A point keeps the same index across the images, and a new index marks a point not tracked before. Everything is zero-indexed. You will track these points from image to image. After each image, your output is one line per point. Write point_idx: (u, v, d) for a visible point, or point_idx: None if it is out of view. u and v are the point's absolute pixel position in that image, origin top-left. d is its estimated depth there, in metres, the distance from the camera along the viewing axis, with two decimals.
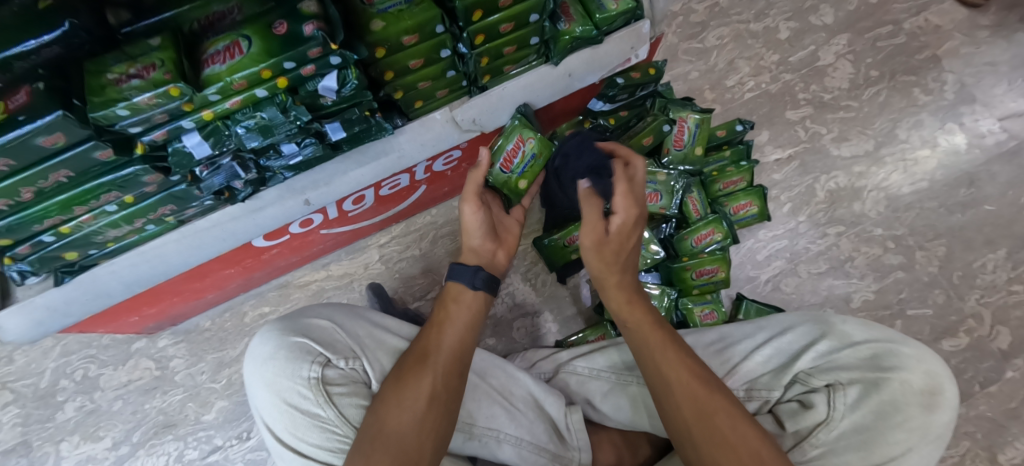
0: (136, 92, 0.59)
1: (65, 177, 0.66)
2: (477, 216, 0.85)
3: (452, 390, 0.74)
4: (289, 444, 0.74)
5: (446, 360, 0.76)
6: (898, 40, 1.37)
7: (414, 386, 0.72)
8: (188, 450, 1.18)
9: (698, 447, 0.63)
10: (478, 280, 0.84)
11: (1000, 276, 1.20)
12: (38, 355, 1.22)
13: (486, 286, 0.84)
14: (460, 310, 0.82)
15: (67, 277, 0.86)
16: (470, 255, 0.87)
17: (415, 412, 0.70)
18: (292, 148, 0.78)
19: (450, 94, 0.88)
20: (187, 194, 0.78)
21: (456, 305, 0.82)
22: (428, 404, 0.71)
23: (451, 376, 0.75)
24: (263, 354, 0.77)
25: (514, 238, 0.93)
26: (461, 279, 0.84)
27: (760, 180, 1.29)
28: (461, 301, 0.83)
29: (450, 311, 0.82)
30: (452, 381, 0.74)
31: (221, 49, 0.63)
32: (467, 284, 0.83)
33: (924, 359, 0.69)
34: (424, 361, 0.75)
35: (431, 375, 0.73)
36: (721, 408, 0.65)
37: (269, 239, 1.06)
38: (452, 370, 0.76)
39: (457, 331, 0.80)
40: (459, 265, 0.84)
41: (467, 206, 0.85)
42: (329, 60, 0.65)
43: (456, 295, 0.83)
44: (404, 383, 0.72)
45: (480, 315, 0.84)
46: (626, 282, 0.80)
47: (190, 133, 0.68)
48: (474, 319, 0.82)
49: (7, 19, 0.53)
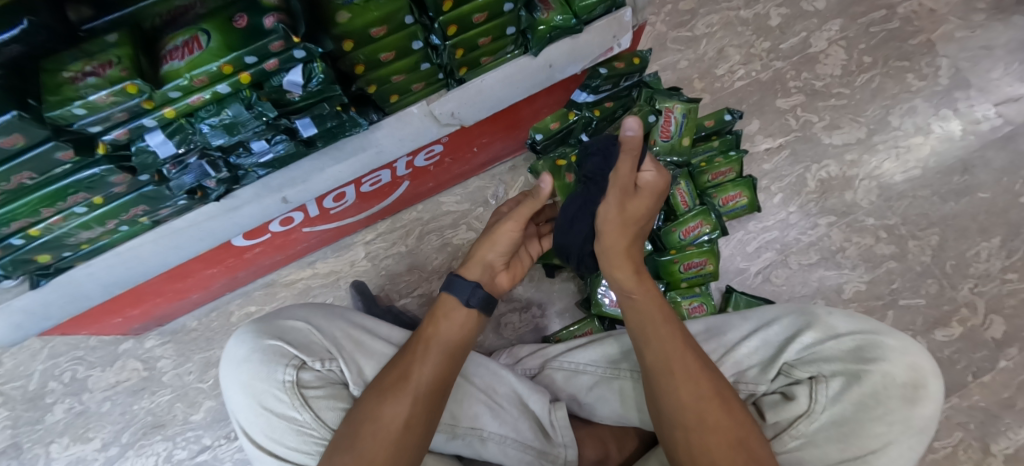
0: (91, 90, 0.58)
1: (29, 179, 0.65)
2: (512, 235, 0.88)
3: (436, 401, 0.74)
4: (265, 446, 0.73)
5: (431, 372, 0.75)
6: (892, 25, 1.35)
7: (398, 398, 0.71)
8: (176, 450, 1.18)
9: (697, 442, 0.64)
10: (475, 298, 0.84)
11: (994, 265, 1.18)
12: (27, 357, 1.22)
13: (481, 306, 0.84)
14: (450, 324, 0.81)
15: (43, 280, 0.85)
16: (476, 266, 0.88)
17: (395, 419, 0.70)
18: (262, 146, 0.77)
19: (426, 87, 0.86)
20: (159, 194, 0.77)
21: (446, 322, 0.81)
22: (409, 412, 0.71)
23: (435, 386, 0.75)
24: (238, 356, 0.76)
25: (521, 269, 0.96)
26: (457, 293, 0.84)
27: (751, 171, 1.26)
28: (453, 317, 0.82)
29: (439, 325, 0.81)
30: (435, 400, 0.73)
31: (180, 44, 0.62)
32: (463, 300, 0.83)
33: (908, 351, 0.67)
34: (406, 372, 0.74)
35: (413, 385, 0.73)
36: (719, 403, 0.65)
37: (250, 237, 1.04)
38: (439, 384, 0.75)
39: (446, 343, 0.79)
40: (460, 278, 0.85)
41: (512, 223, 0.88)
42: (293, 54, 0.63)
43: (448, 309, 0.83)
44: (386, 390, 0.72)
45: (472, 334, 0.83)
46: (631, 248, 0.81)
47: (153, 132, 0.66)
48: (463, 338, 0.82)
49: None
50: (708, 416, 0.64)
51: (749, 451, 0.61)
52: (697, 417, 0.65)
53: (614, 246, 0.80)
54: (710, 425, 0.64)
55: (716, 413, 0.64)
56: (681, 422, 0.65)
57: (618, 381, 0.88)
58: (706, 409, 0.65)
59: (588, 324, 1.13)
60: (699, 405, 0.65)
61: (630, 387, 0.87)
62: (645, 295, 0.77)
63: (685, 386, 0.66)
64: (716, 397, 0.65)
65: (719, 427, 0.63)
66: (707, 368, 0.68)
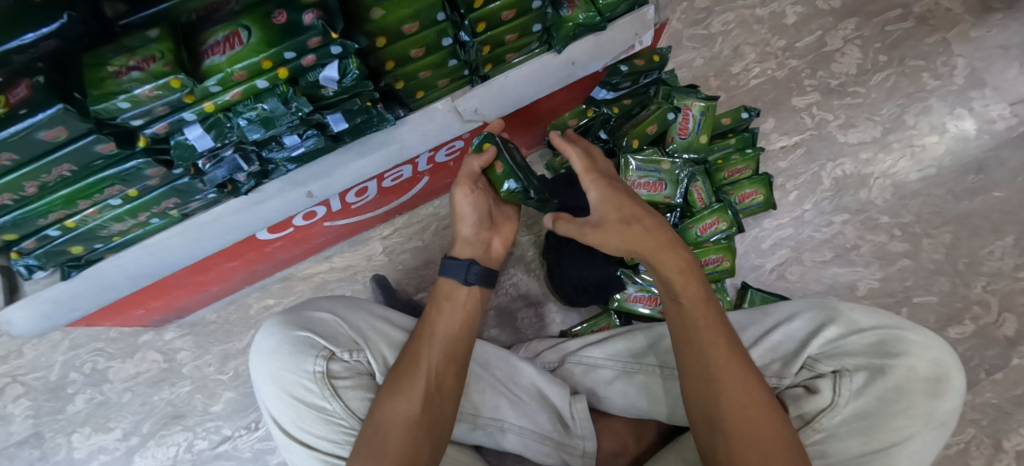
0: (136, 84, 0.59)
1: (68, 171, 0.66)
2: (471, 199, 0.83)
3: (446, 390, 0.75)
4: (295, 436, 0.74)
5: (440, 358, 0.76)
6: (907, 24, 1.35)
7: (410, 387, 0.72)
8: (196, 440, 1.19)
9: (741, 440, 0.61)
10: (472, 275, 0.82)
11: (1007, 263, 1.19)
12: (48, 349, 1.23)
13: (481, 281, 0.83)
14: (451, 309, 0.80)
15: (74, 271, 0.87)
16: (462, 246, 0.84)
17: (409, 408, 0.70)
18: (294, 140, 0.77)
19: (452, 83, 0.86)
20: (190, 187, 0.78)
21: (448, 304, 0.81)
22: (422, 405, 0.71)
23: (445, 376, 0.75)
24: (267, 347, 0.77)
25: (511, 230, 0.91)
26: (452, 275, 0.82)
27: (766, 168, 1.27)
28: (453, 298, 0.81)
29: (442, 310, 0.80)
30: (446, 384, 0.75)
31: (220, 40, 0.63)
32: (460, 281, 0.81)
33: (931, 346, 0.69)
34: (416, 357, 0.75)
35: (424, 374, 0.73)
36: (776, 414, 0.62)
37: (273, 231, 1.06)
38: (448, 369, 0.76)
39: (450, 330, 0.78)
40: (452, 260, 0.82)
41: (462, 190, 0.83)
42: (330, 50, 0.65)
43: (445, 293, 0.81)
44: (398, 378, 0.73)
45: (474, 317, 0.82)
46: (670, 264, 0.74)
47: (191, 126, 0.68)
48: (467, 319, 0.81)
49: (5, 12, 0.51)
50: (754, 423, 0.61)
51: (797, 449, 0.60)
52: (743, 425, 0.62)
53: (647, 245, 0.75)
54: (762, 435, 0.60)
55: (754, 411, 0.62)
56: (720, 420, 0.63)
57: (640, 375, 0.89)
58: (753, 414, 0.62)
59: (604, 319, 1.14)
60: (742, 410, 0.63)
61: (651, 382, 0.87)
62: (688, 299, 0.72)
63: (734, 391, 0.64)
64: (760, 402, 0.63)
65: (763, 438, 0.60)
66: (756, 375, 0.65)
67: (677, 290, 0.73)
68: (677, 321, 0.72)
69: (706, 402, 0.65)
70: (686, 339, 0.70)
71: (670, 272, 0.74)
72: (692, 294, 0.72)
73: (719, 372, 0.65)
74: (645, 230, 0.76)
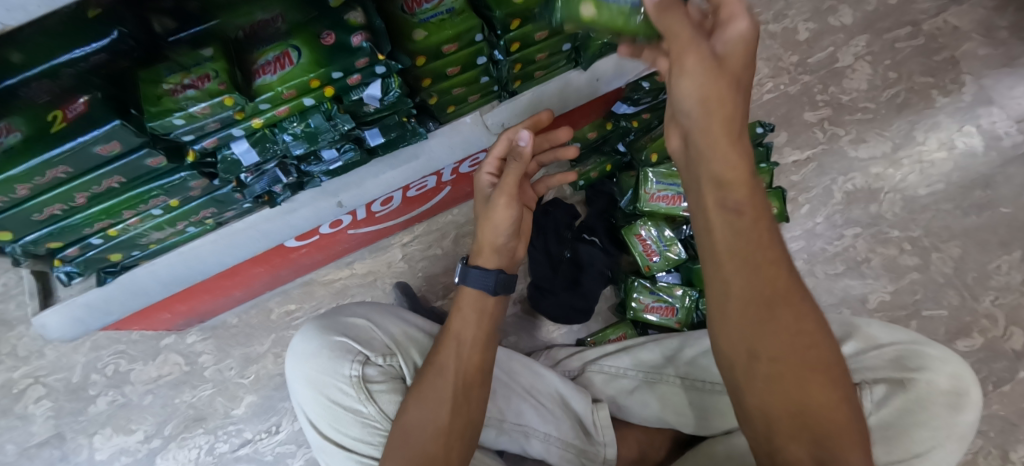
0: (192, 102, 0.61)
1: (118, 183, 0.69)
2: (510, 212, 0.81)
3: (474, 398, 0.76)
4: (330, 439, 0.76)
5: (467, 366, 0.77)
6: (917, 42, 1.38)
7: (438, 394, 0.74)
8: (219, 443, 1.21)
9: (789, 373, 0.56)
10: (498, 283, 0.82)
11: (1015, 277, 1.21)
12: (69, 350, 1.25)
13: (503, 289, 0.83)
14: (477, 316, 0.80)
15: (110, 277, 0.89)
16: (489, 254, 0.84)
17: (437, 416, 0.73)
18: (332, 154, 0.80)
19: (481, 98, 0.89)
20: (229, 197, 0.80)
21: (474, 314, 0.81)
22: (450, 413, 0.73)
23: (472, 384, 0.76)
24: (304, 352, 0.80)
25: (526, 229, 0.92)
26: (477, 284, 0.81)
27: (779, 182, 1.30)
28: (481, 308, 0.81)
29: (466, 318, 0.80)
30: (473, 393, 0.76)
31: (271, 59, 0.66)
32: (488, 290, 0.81)
33: (949, 361, 0.72)
34: (443, 367, 0.76)
35: (450, 382, 0.75)
36: (824, 338, 0.58)
37: (301, 239, 1.08)
38: (475, 377, 0.77)
39: (477, 337, 0.79)
40: (476, 270, 0.82)
41: (507, 202, 0.80)
42: (374, 70, 0.68)
43: (472, 301, 0.81)
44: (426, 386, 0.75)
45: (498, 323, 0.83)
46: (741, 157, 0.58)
47: (239, 140, 0.70)
48: (490, 328, 0.81)
49: (55, 28, 0.53)
50: (806, 355, 0.56)
51: (838, 382, 0.57)
52: (796, 357, 0.56)
53: (718, 127, 0.58)
54: (811, 365, 0.56)
55: (807, 338, 0.57)
56: (770, 349, 0.56)
57: (660, 385, 0.92)
58: (803, 345, 0.56)
59: (622, 328, 1.15)
60: (796, 339, 0.56)
61: (672, 391, 0.90)
62: (751, 207, 0.58)
63: (788, 318, 0.57)
64: (813, 328, 0.57)
65: (814, 369, 0.56)
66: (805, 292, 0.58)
67: (742, 194, 0.58)
68: (734, 235, 0.57)
69: (754, 328, 0.57)
70: (743, 258, 0.57)
71: (736, 171, 0.58)
72: (756, 200, 0.58)
73: (777, 294, 0.57)
74: (732, 108, 0.58)
